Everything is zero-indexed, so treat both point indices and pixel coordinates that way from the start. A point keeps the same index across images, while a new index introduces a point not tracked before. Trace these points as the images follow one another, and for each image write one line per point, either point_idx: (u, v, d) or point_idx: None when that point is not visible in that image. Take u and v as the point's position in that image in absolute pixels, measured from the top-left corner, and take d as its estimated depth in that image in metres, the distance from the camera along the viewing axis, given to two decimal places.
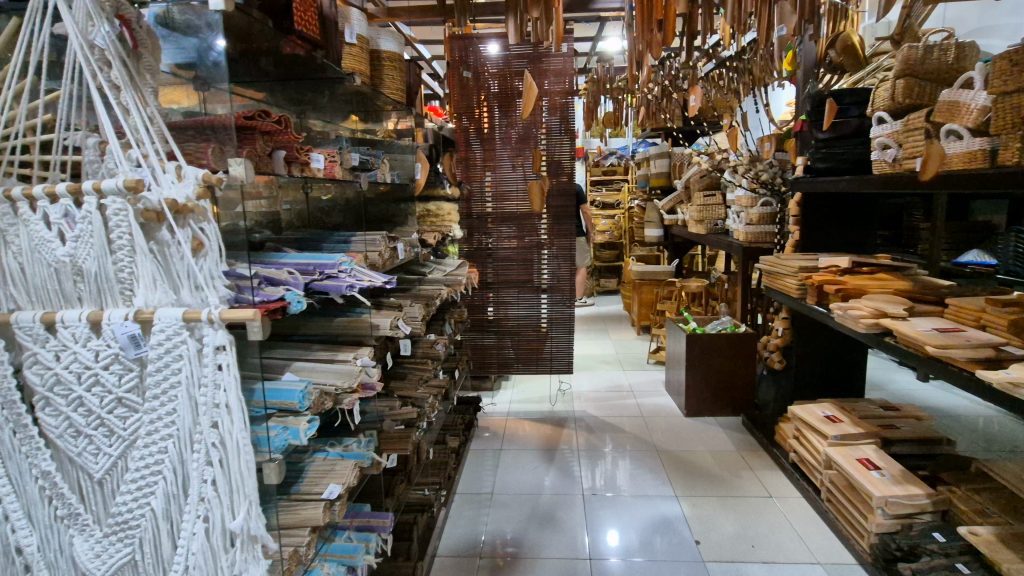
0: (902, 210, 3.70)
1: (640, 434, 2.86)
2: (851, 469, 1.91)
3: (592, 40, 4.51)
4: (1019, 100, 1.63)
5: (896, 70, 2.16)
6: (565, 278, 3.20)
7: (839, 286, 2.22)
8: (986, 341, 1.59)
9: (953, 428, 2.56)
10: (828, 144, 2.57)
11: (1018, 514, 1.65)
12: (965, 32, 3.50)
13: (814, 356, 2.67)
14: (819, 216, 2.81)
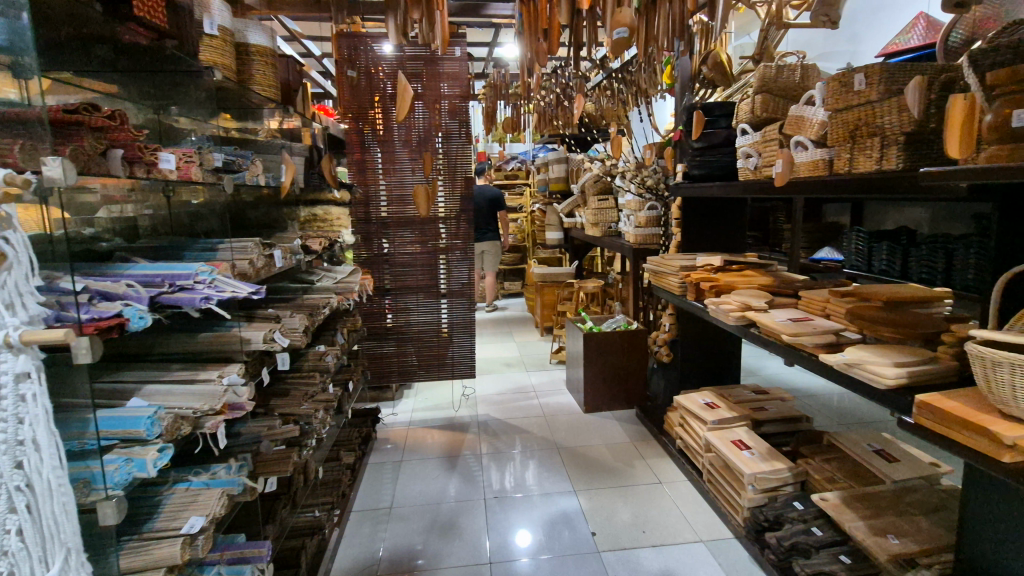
0: (769, 213, 4.12)
1: (541, 433, 2.93)
2: (725, 450, 2.08)
3: (489, 46, 4.56)
4: (847, 116, 1.87)
5: (755, 87, 2.40)
6: (466, 283, 3.19)
7: (713, 283, 2.43)
8: (829, 328, 1.80)
9: (813, 406, 2.89)
10: (702, 153, 2.79)
11: (859, 478, 1.89)
12: (813, 54, 3.97)
13: (697, 348, 2.88)
14: (697, 219, 3.04)
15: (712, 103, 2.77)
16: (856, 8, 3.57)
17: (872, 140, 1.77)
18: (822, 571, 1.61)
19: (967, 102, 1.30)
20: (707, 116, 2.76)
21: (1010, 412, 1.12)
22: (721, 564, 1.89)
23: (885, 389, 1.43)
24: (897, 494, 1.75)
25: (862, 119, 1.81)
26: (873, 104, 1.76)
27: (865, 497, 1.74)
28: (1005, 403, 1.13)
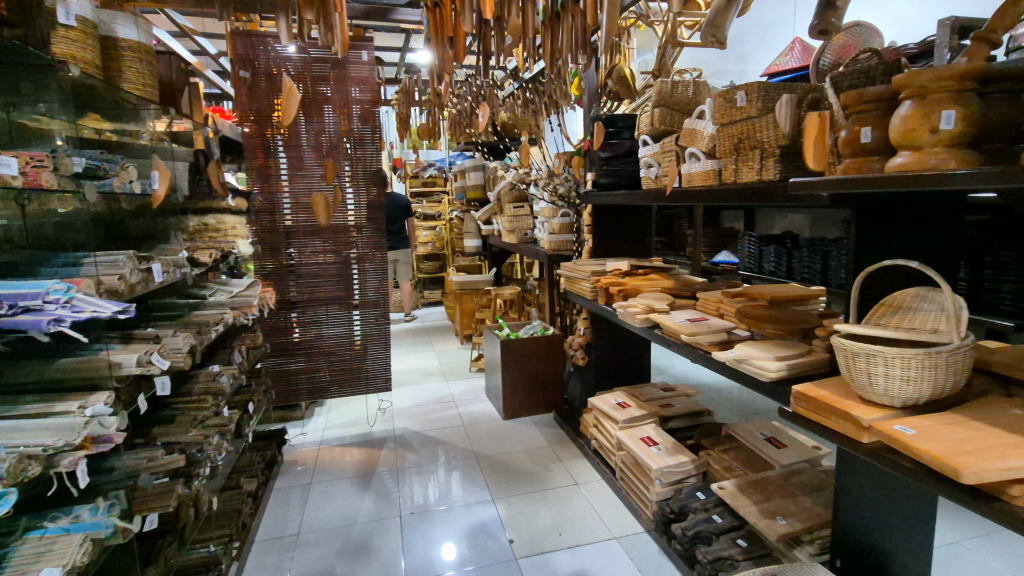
0: (674, 219, 4.37)
1: (460, 443, 2.90)
2: (634, 448, 2.16)
3: (402, 51, 4.50)
4: (731, 131, 2.02)
5: (654, 101, 2.54)
6: (379, 293, 3.09)
7: (620, 287, 2.52)
8: (722, 327, 1.94)
9: (716, 400, 3.09)
10: (608, 162, 2.91)
11: (753, 465, 2.03)
12: (708, 72, 4.27)
13: (610, 351, 2.98)
14: (606, 226, 3.16)
15: (616, 115, 2.89)
16: (743, 31, 3.90)
17: (753, 153, 1.93)
18: (721, 556, 1.72)
19: (821, 117, 1.46)
20: (612, 127, 2.88)
21: (869, 397, 1.25)
22: (633, 558, 1.95)
23: (769, 381, 1.55)
24: (784, 477, 1.90)
25: (744, 133, 1.96)
26: (753, 119, 1.91)
27: (757, 483, 1.88)
28: (864, 390, 1.26)
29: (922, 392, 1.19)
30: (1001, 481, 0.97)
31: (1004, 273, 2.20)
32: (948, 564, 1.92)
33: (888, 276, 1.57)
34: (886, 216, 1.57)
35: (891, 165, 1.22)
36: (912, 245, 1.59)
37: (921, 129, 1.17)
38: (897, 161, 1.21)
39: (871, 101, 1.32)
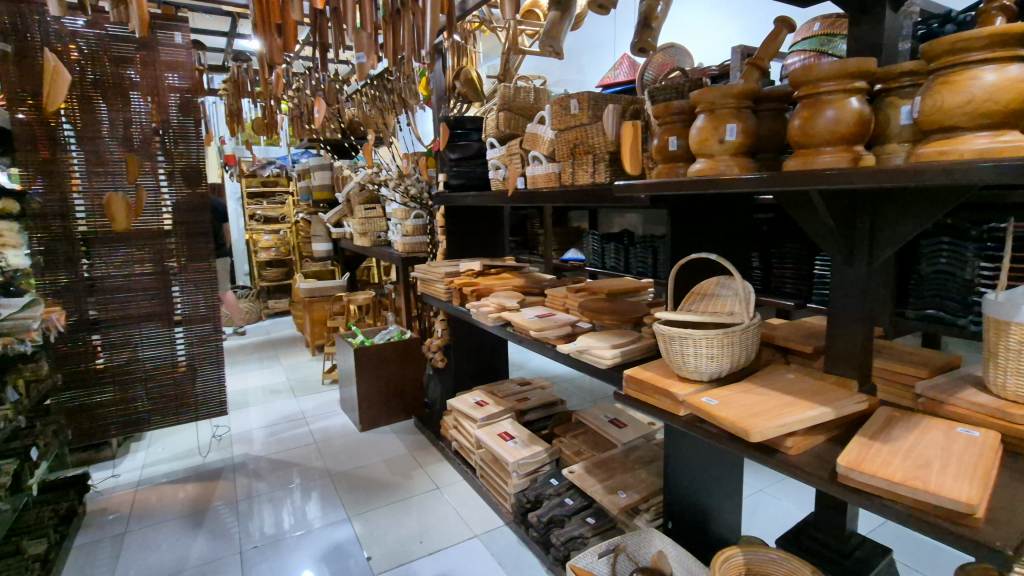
0: (526, 219, 4.57)
1: (314, 462, 2.71)
2: (492, 444, 2.20)
3: (229, 36, 4.07)
4: (567, 136, 2.14)
5: (498, 105, 2.60)
6: (209, 306, 2.76)
7: (473, 287, 2.55)
8: (567, 321, 2.06)
9: (569, 389, 3.28)
10: (458, 163, 2.93)
11: (598, 446, 2.19)
12: (551, 80, 4.53)
13: (468, 352, 3.00)
14: (459, 227, 3.18)
15: (464, 116, 2.92)
16: (580, 44, 4.20)
17: (587, 158, 2.07)
18: (572, 536, 1.82)
19: (634, 127, 1.66)
20: (460, 129, 2.91)
21: (685, 374, 1.42)
22: (493, 553, 1.98)
23: (605, 368, 1.69)
24: (625, 454, 2.08)
25: (578, 138, 2.09)
26: (585, 126, 2.04)
27: (602, 462, 2.03)
28: (680, 370, 1.42)
29: (722, 367, 1.37)
30: (779, 435, 1.17)
31: (785, 261, 2.65)
32: (755, 509, 2.27)
33: (696, 267, 1.79)
34: (693, 214, 1.79)
35: (692, 171, 1.39)
36: (713, 240, 1.83)
37: (712, 140, 1.34)
38: (696, 167, 1.38)
39: (677, 113, 1.50)
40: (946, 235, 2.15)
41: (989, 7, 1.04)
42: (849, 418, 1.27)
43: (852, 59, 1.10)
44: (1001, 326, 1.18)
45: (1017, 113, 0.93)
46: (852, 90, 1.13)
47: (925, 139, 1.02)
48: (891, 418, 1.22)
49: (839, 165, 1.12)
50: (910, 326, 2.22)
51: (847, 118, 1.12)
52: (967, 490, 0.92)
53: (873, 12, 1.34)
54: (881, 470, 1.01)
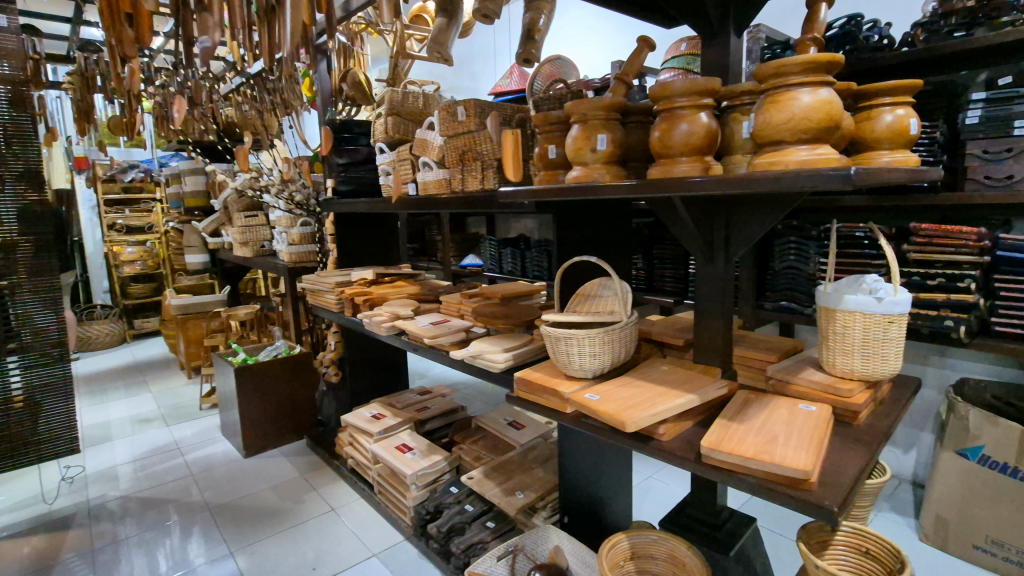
0: (423, 226, 4.52)
1: (191, 496, 2.46)
2: (389, 458, 2.14)
3: (74, 24, 3.62)
4: (456, 142, 2.15)
5: (386, 109, 2.54)
6: (54, 329, 2.50)
7: (365, 296, 2.47)
8: (461, 327, 2.06)
9: (470, 395, 3.29)
10: (346, 169, 2.83)
11: (497, 450, 2.22)
12: (445, 86, 4.53)
13: (363, 364, 2.90)
14: (351, 235, 3.06)
15: (351, 120, 2.84)
16: (471, 52, 4.24)
17: (475, 164, 2.09)
18: (473, 542, 1.82)
19: (514, 135, 1.71)
20: (347, 133, 2.82)
21: (571, 373, 1.47)
22: (392, 571, 1.93)
23: (499, 372, 1.71)
24: (523, 455, 2.12)
25: (467, 145, 2.11)
26: (472, 132, 2.07)
27: (500, 465, 2.05)
28: (566, 369, 1.47)
29: (603, 364, 1.45)
30: (653, 423, 1.25)
31: (666, 262, 2.87)
32: (644, 496, 2.41)
33: (581, 270, 1.88)
34: (577, 219, 1.87)
35: (569, 177, 1.45)
36: (596, 244, 1.93)
37: (586, 148, 1.41)
38: (573, 174, 1.45)
39: (555, 122, 1.57)
40: (792, 236, 2.44)
41: (804, 38, 1.21)
42: (713, 403, 1.40)
43: (701, 78, 1.21)
44: (831, 314, 1.36)
45: (827, 130, 1.09)
46: (701, 106, 1.25)
47: (760, 151, 1.16)
48: (748, 400, 1.36)
49: (694, 173, 1.23)
50: (769, 316, 2.50)
51: (698, 130, 1.23)
52: (805, 459, 1.04)
53: (721, 37, 1.49)
54: (736, 449, 1.12)
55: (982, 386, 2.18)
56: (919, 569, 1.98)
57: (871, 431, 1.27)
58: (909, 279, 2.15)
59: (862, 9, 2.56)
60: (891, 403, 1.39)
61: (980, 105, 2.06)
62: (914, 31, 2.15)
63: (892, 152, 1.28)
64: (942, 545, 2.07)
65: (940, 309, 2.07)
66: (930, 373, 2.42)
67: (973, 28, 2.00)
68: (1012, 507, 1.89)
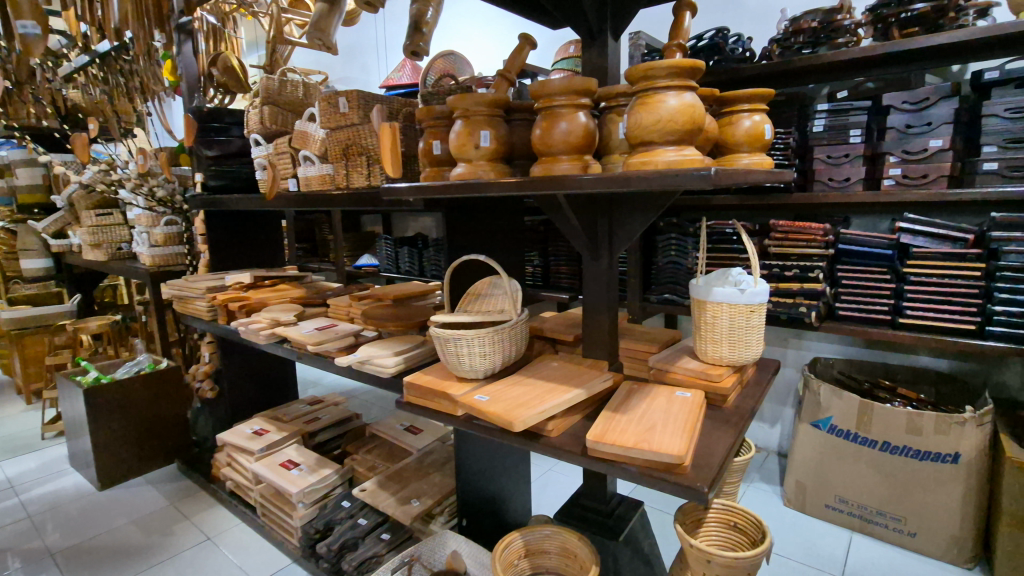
0: (313, 225, 4.26)
1: (29, 541, 2.11)
2: (272, 476, 1.98)
3: None
4: (338, 136, 2.02)
5: (260, 98, 2.33)
6: None
7: (242, 302, 2.26)
8: (349, 331, 1.95)
9: (367, 402, 3.17)
10: (217, 162, 2.57)
11: (393, 458, 2.13)
12: (333, 77, 4.30)
13: (244, 377, 2.66)
14: (226, 235, 2.79)
15: (221, 109, 2.58)
16: (361, 42, 4.04)
17: (361, 159, 1.98)
18: (366, 557, 1.73)
19: (393, 129, 1.64)
20: (217, 123, 2.56)
21: (461, 374, 1.44)
22: None
23: (388, 377, 1.64)
24: (419, 460, 2.06)
25: (350, 139, 2.00)
26: (356, 126, 1.96)
27: (395, 473, 1.97)
28: (457, 370, 1.44)
29: (495, 364, 1.43)
30: (542, 421, 1.26)
31: (561, 259, 2.94)
32: (543, 489, 2.46)
33: (472, 269, 1.86)
34: (467, 217, 1.84)
35: (453, 174, 1.41)
36: (487, 242, 1.91)
37: (469, 145, 1.38)
38: (457, 171, 1.41)
39: (439, 117, 1.53)
40: (673, 232, 2.59)
41: (671, 44, 1.27)
42: (599, 396, 1.44)
43: (577, 77, 1.23)
44: (702, 306, 1.45)
45: (692, 132, 1.15)
46: (579, 105, 1.27)
47: (633, 151, 1.20)
48: (630, 391, 1.41)
49: (574, 172, 1.25)
50: (654, 309, 2.65)
51: (577, 130, 1.25)
52: (679, 444, 1.10)
53: (599, 39, 1.53)
54: (618, 439, 1.15)
55: (831, 363, 2.48)
56: (783, 532, 2.20)
57: (738, 412, 1.37)
58: (770, 271, 2.37)
59: (729, 23, 2.77)
60: (755, 385, 1.52)
61: (824, 115, 2.32)
62: (771, 45, 2.37)
63: (751, 155, 1.39)
64: (802, 507, 2.32)
65: (796, 297, 2.31)
66: (790, 354, 2.71)
67: (818, 46, 2.25)
68: (854, 468, 2.16)
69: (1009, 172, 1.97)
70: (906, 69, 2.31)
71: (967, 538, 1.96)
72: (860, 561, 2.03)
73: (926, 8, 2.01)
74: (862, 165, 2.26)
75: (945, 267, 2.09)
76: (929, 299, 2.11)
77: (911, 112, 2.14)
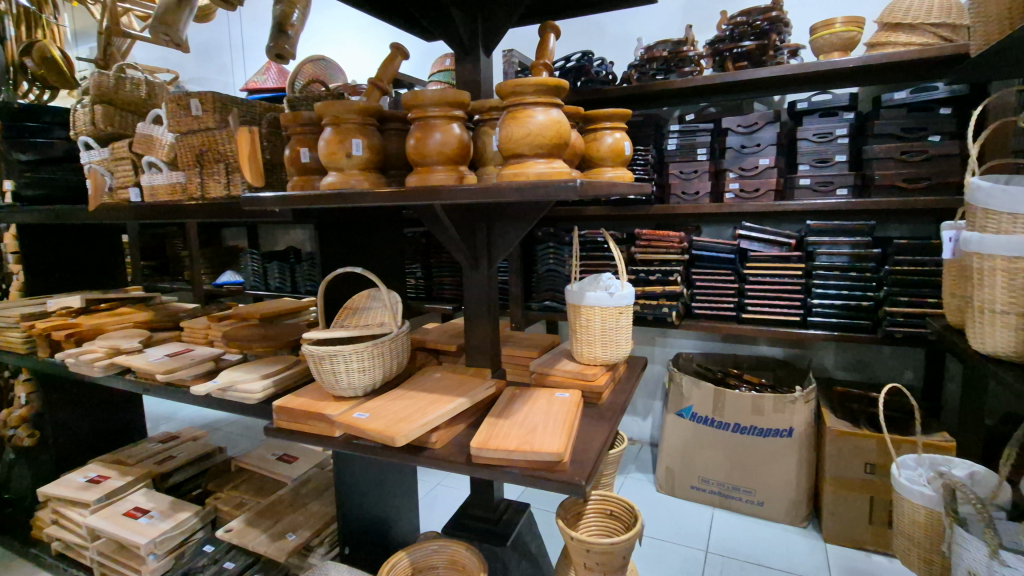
0: (163, 239, 3.80)
1: None
2: (114, 529, 1.72)
3: None
4: (190, 141, 1.83)
5: (90, 95, 2.03)
6: None
7: (70, 331, 1.94)
8: (208, 355, 1.77)
9: (232, 435, 2.89)
10: (32, 167, 2.19)
11: (263, 493, 1.96)
12: (185, 76, 3.90)
13: (75, 418, 2.30)
14: (48, 252, 2.39)
15: (38, 106, 2.21)
16: (217, 40, 3.71)
17: (217, 167, 1.81)
18: None
19: (251, 135, 1.53)
20: (34, 122, 2.19)
21: (339, 393, 1.36)
22: None
23: (256, 403, 1.50)
24: (295, 490, 1.91)
25: (205, 145, 1.82)
26: (213, 131, 1.80)
27: (266, 508, 1.81)
28: (333, 389, 1.36)
29: (375, 380, 1.38)
30: (425, 433, 1.23)
31: (443, 270, 2.93)
32: (432, 506, 2.41)
33: (348, 282, 1.78)
34: (341, 229, 1.76)
35: (323, 183, 1.34)
36: (363, 254, 1.84)
37: (339, 153, 1.32)
38: (328, 180, 1.34)
39: (306, 124, 1.45)
40: (550, 242, 2.72)
41: (537, 62, 1.33)
42: (482, 404, 1.45)
43: (450, 89, 1.24)
44: (577, 309, 1.54)
45: (560, 146, 1.21)
46: (453, 117, 1.28)
47: (506, 163, 1.23)
48: (512, 396, 1.44)
49: (449, 182, 1.25)
50: (535, 316, 2.75)
51: (451, 141, 1.26)
52: (558, 443, 1.14)
53: (472, 54, 1.56)
54: (502, 444, 1.16)
55: (691, 358, 2.73)
56: (656, 516, 2.39)
57: (611, 408, 1.46)
58: (637, 276, 2.57)
59: (593, 47, 2.99)
60: (626, 381, 1.64)
61: (676, 135, 2.59)
62: (630, 70, 2.59)
63: (614, 169, 1.50)
64: (672, 490, 2.54)
65: (659, 299, 2.53)
66: (656, 351, 2.97)
67: (669, 73, 2.51)
68: (713, 450, 2.40)
69: (819, 187, 2.35)
70: (739, 97, 2.66)
71: (802, 500, 2.28)
72: (719, 533, 2.26)
73: (752, 45, 2.35)
74: (708, 180, 2.55)
75: (776, 268, 2.41)
76: (765, 296, 2.44)
77: (744, 135, 2.47)
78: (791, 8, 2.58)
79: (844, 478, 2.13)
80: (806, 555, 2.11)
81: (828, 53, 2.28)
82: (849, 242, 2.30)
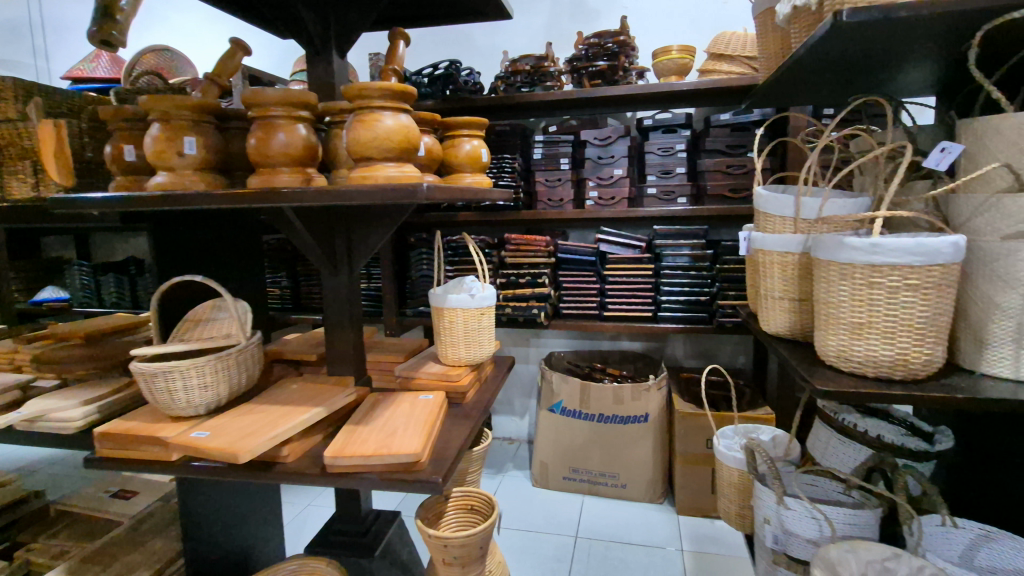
0: None
1: None
2: None
3: None
4: None
5: None
6: None
7: None
8: (12, 382, 1.54)
9: (54, 477, 2.49)
10: None
11: (91, 536, 1.72)
12: None
13: None
14: None
15: None
16: (31, 17, 3.22)
17: (22, 164, 1.57)
18: None
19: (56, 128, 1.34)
20: None
21: (177, 413, 1.25)
22: None
23: (74, 434, 1.33)
24: (132, 529, 1.70)
25: (6, 139, 1.57)
26: (15, 123, 1.57)
27: (94, 553, 1.59)
28: (169, 409, 1.24)
29: (220, 395, 1.28)
30: (274, 447, 1.17)
31: (311, 279, 2.79)
32: (302, 528, 2.27)
33: (191, 293, 1.63)
34: (182, 236, 1.62)
35: (151, 185, 1.22)
36: (208, 262, 1.70)
37: (169, 152, 1.21)
38: (156, 181, 1.23)
39: (131, 119, 1.31)
40: (423, 247, 2.72)
41: (387, 68, 1.34)
42: (342, 412, 1.41)
43: (294, 90, 1.19)
44: (441, 313, 1.56)
45: (409, 150, 1.22)
46: (298, 118, 1.24)
47: (355, 166, 1.22)
48: (374, 402, 1.42)
49: (295, 185, 1.21)
50: (410, 322, 2.73)
51: (296, 142, 1.22)
52: (416, 444, 1.15)
53: (324, 54, 1.52)
54: (357, 450, 1.14)
55: (562, 356, 2.89)
56: (531, 509, 2.49)
57: (475, 407, 1.49)
58: (508, 279, 2.67)
59: (461, 57, 3.06)
60: (491, 381, 1.68)
61: (541, 145, 2.73)
62: (496, 81, 2.69)
63: (472, 175, 1.55)
64: (546, 483, 2.66)
65: (529, 300, 2.65)
66: (531, 352, 3.09)
67: (533, 87, 2.65)
68: (581, 441, 2.56)
69: (663, 195, 2.62)
70: (596, 112, 2.88)
71: (657, 479, 2.51)
72: (588, 518, 2.42)
73: (604, 65, 2.55)
74: (570, 188, 2.73)
75: (631, 269, 2.64)
76: (622, 295, 2.66)
77: (600, 147, 2.67)
78: (637, 35, 2.85)
79: (691, 455, 2.39)
80: (661, 528, 2.33)
81: (667, 76, 2.55)
82: (689, 245, 2.59)
